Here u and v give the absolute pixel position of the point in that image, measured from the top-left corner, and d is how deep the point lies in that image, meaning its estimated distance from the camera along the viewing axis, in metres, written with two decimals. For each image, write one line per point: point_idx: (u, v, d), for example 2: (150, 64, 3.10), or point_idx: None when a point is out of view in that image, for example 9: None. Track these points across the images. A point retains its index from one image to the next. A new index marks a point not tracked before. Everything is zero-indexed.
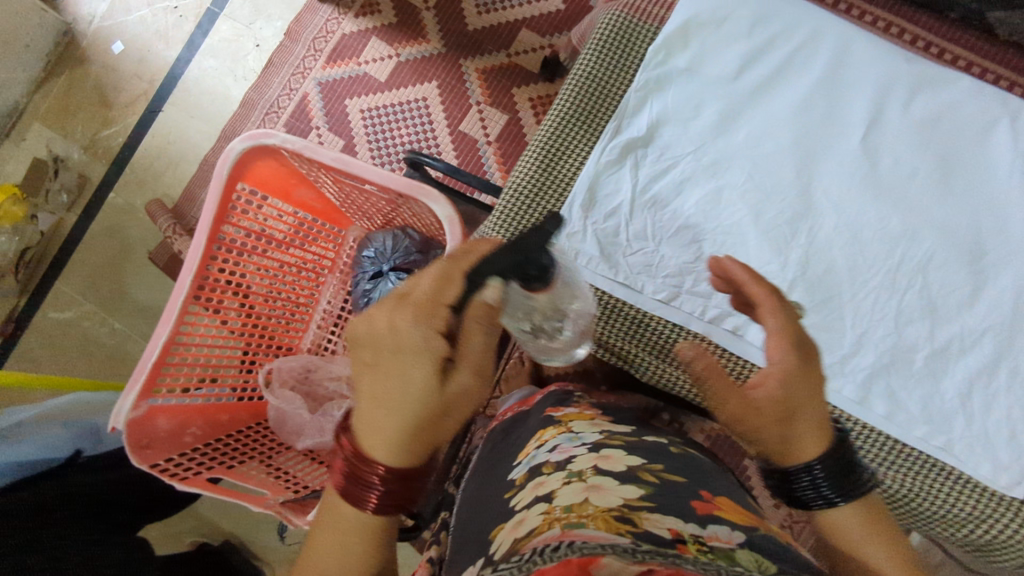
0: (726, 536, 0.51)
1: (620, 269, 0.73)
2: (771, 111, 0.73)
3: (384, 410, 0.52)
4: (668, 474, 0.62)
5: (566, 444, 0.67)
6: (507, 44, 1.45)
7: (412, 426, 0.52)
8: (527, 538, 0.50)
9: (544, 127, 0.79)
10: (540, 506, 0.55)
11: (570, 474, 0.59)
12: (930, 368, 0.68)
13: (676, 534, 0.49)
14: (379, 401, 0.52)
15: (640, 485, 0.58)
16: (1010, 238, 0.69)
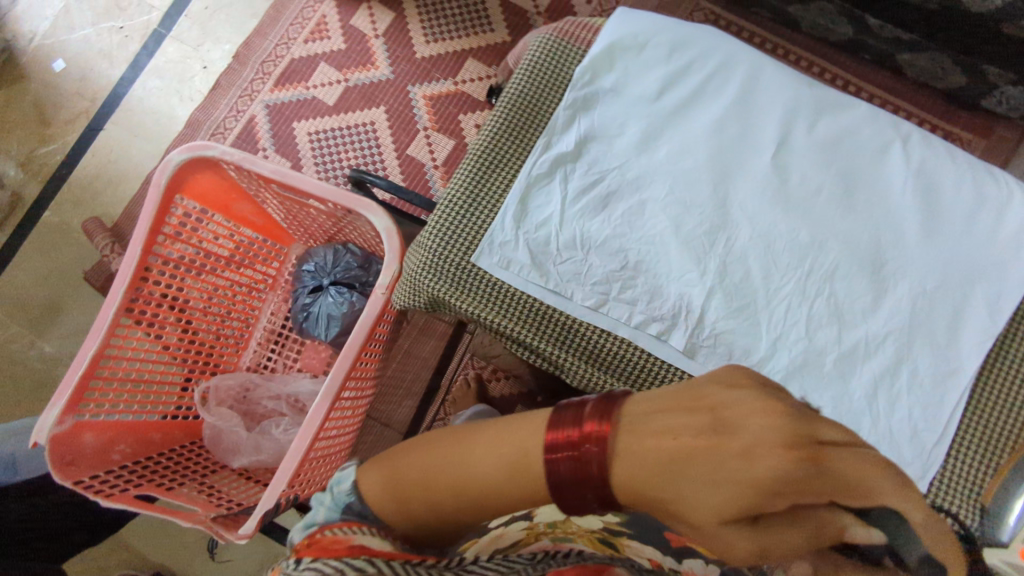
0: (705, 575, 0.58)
1: (550, 277, 0.76)
2: (689, 131, 0.78)
3: (672, 461, 0.40)
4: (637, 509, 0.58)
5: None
6: (453, 73, 1.49)
7: (661, 497, 0.41)
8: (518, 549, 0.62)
9: (479, 142, 0.82)
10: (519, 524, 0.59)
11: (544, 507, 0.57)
12: (840, 370, 0.73)
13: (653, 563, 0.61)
14: (684, 456, 0.40)
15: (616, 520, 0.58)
16: (907, 250, 0.75)
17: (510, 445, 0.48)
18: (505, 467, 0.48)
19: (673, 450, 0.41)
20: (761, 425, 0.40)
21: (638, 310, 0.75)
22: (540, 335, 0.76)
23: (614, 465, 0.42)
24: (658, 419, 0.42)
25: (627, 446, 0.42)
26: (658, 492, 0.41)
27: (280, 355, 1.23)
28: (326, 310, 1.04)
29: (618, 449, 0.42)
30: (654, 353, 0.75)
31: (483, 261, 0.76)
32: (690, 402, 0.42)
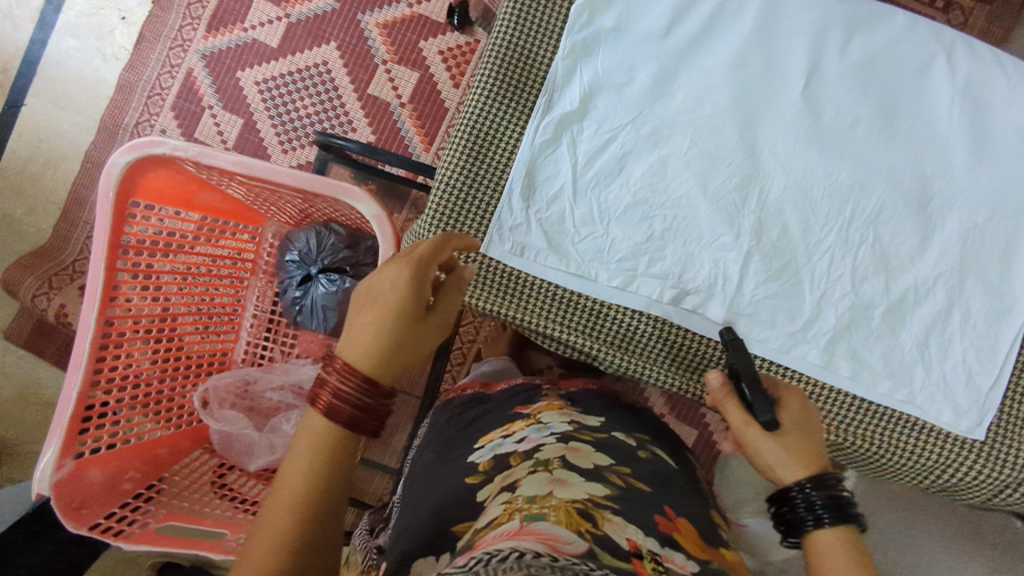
0: (682, 562, 0.55)
1: (570, 259, 0.69)
2: (707, 69, 0.68)
3: (371, 329, 0.61)
4: (636, 479, 0.68)
5: (538, 436, 0.73)
6: None
7: (390, 343, 0.61)
8: (490, 531, 0.53)
9: (467, 106, 0.71)
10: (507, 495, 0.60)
11: (536, 465, 0.65)
12: (889, 323, 0.69)
13: (633, 545, 0.52)
14: (372, 323, 0.61)
15: (605, 487, 0.63)
16: (957, 180, 0.67)
17: (308, 439, 0.61)
18: (316, 461, 0.59)
19: (376, 326, 0.61)
20: (389, 272, 0.62)
21: (671, 284, 0.68)
22: (565, 325, 0.70)
23: (354, 373, 0.60)
24: (356, 328, 0.62)
25: (353, 350, 0.61)
26: (394, 352, 0.62)
27: (275, 343, 1.16)
28: (319, 301, 0.95)
29: (350, 358, 0.61)
30: (690, 328, 0.70)
31: (494, 250, 0.69)
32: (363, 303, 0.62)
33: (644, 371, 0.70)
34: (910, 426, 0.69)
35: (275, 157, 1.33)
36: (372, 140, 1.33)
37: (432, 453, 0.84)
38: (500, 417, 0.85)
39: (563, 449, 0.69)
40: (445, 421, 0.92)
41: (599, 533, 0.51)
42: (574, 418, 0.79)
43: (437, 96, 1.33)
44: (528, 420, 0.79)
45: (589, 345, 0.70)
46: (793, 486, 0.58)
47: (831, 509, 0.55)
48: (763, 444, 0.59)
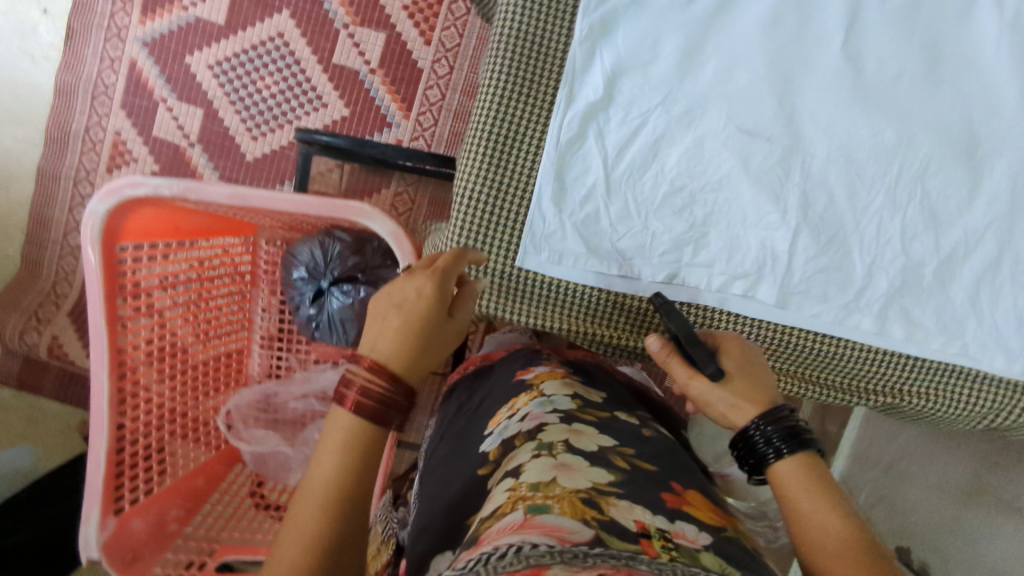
0: (693, 535, 0.43)
1: (612, 259, 0.65)
2: (736, 34, 0.62)
3: (398, 327, 0.54)
4: (642, 459, 0.52)
5: (538, 414, 0.57)
6: None
7: (419, 346, 0.55)
8: (490, 523, 0.43)
9: (479, 108, 0.66)
10: (506, 483, 0.48)
11: (539, 449, 0.50)
12: (939, 279, 0.66)
13: (642, 526, 0.41)
14: (398, 321, 0.54)
15: (610, 472, 0.48)
16: (1004, 121, 0.63)
17: (334, 439, 0.51)
18: (347, 459, 0.50)
19: (398, 331, 0.54)
20: (411, 280, 0.56)
21: (718, 272, 0.66)
22: (611, 328, 0.69)
23: (381, 372, 0.52)
24: (376, 328, 0.55)
25: (378, 350, 0.54)
26: (420, 358, 0.55)
27: (290, 353, 1.12)
28: (336, 315, 0.91)
29: (376, 356, 0.54)
30: (743, 313, 0.68)
31: (530, 262, 0.65)
32: (386, 303, 0.55)
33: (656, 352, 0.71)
34: (963, 377, 0.69)
35: (245, 147, 1.23)
36: (346, 115, 1.23)
37: (440, 447, 0.66)
38: (501, 390, 0.67)
39: (566, 431, 0.53)
40: (450, 406, 0.73)
41: (608, 521, 0.40)
42: (578, 393, 0.62)
43: (407, 57, 1.22)
44: (530, 394, 0.62)
45: (615, 336, 0.69)
46: (751, 426, 0.54)
47: (788, 439, 0.52)
48: (709, 395, 0.57)
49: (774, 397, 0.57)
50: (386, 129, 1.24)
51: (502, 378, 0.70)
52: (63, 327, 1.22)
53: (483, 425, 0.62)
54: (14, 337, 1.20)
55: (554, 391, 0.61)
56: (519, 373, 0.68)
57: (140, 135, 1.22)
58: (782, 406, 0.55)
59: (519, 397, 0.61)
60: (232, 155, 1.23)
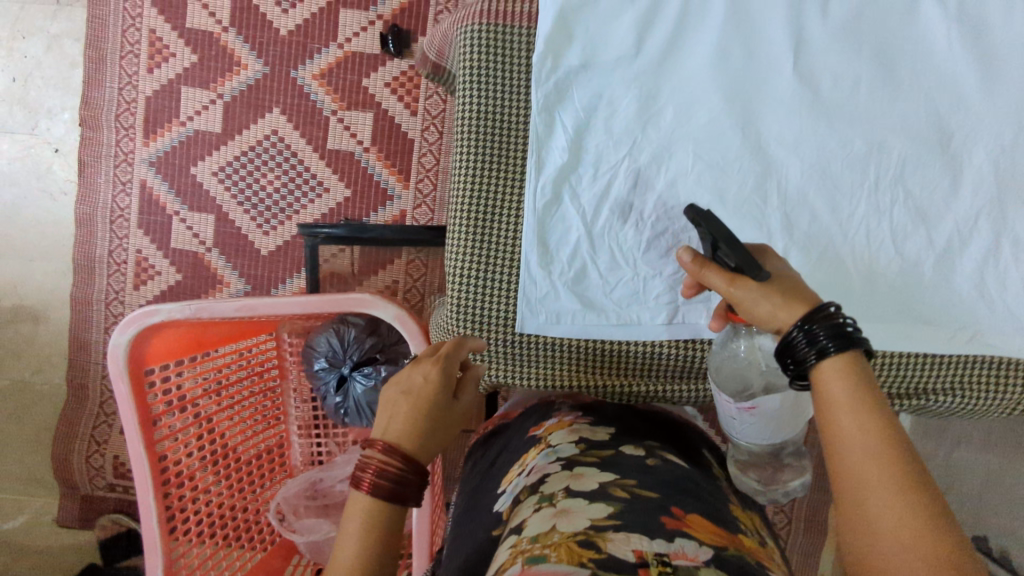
0: (692, 553, 0.44)
1: (608, 310, 0.66)
2: (688, 76, 0.64)
3: (407, 409, 0.55)
4: (643, 488, 0.53)
5: (542, 466, 0.59)
6: (334, 35, 1.26)
7: (430, 427, 0.56)
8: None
9: (457, 188, 0.68)
10: (510, 539, 0.49)
11: (540, 501, 0.52)
12: (940, 272, 0.65)
13: (639, 555, 0.43)
14: (407, 405, 0.55)
15: (610, 504, 0.50)
16: (972, 106, 0.64)
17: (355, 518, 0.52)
18: (369, 535, 0.51)
19: (408, 414, 0.55)
20: (417, 368, 0.58)
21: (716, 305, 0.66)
22: (621, 375, 0.70)
23: (396, 451, 0.53)
24: (388, 413, 0.56)
25: (391, 432, 0.55)
26: (433, 438, 0.56)
27: (328, 437, 1.14)
28: (363, 400, 0.93)
29: (388, 438, 0.54)
30: None
31: (529, 326, 0.67)
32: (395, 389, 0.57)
33: (665, 388, 0.70)
34: (985, 364, 0.67)
35: (258, 243, 1.29)
36: (348, 195, 1.28)
37: (460, 505, 0.68)
38: (515, 446, 0.68)
39: (568, 478, 0.55)
40: (472, 465, 0.73)
41: (604, 556, 0.42)
42: (584, 435, 0.62)
43: (397, 130, 1.27)
44: (539, 446, 0.63)
45: (625, 382, 0.70)
46: (793, 328, 0.49)
47: (836, 337, 0.47)
48: (751, 296, 0.51)
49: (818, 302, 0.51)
50: (388, 202, 1.28)
51: (516, 433, 0.70)
52: (119, 445, 1.27)
53: (497, 483, 0.64)
54: (80, 463, 1.27)
55: (561, 438, 0.62)
56: (531, 428, 0.68)
57: (160, 249, 1.29)
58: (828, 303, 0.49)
59: (528, 453, 0.63)
60: (247, 253, 1.29)
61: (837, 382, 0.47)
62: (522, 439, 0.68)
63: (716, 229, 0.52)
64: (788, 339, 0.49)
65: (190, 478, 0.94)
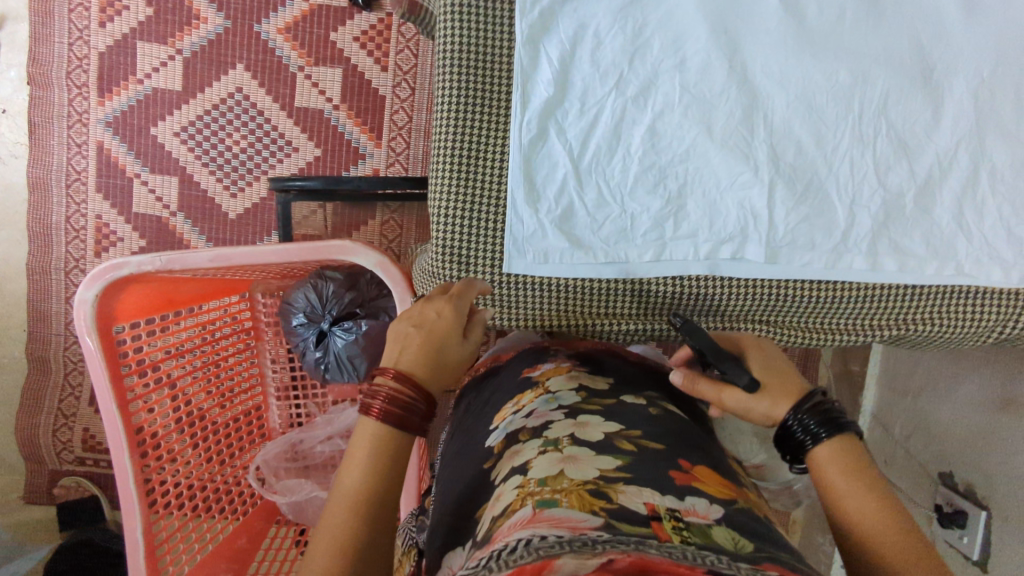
0: (704, 511, 0.45)
1: (596, 248, 0.65)
2: (674, 5, 0.63)
3: (420, 343, 0.55)
4: (649, 439, 0.53)
5: (544, 410, 0.58)
6: None
7: (441, 363, 0.55)
8: (501, 521, 0.45)
9: (439, 125, 0.65)
10: (517, 480, 0.49)
11: (546, 445, 0.52)
12: (922, 204, 0.66)
13: (651, 508, 0.43)
14: (421, 337, 0.55)
15: (619, 457, 0.50)
16: (950, 37, 0.64)
17: (358, 449, 0.51)
18: (373, 464, 0.50)
19: (421, 345, 0.55)
20: (431, 304, 0.57)
21: (703, 240, 0.65)
22: (613, 314, 0.69)
23: (409, 382, 0.52)
24: (398, 345, 0.55)
25: (403, 360, 0.54)
26: (443, 373, 0.55)
27: (307, 398, 1.13)
28: (343, 354, 0.91)
29: (400, 366, 0.54)
30: (736, 275, 0.67)
31: (517, 265, 0.66)
32: (409, 322, 0.56)
33: (653, 326, 0.69)
34: (962, 295, 0.68)
35: (225, 205, 1.24)
36: (318, 154, 1.24)
37: (450, 445, 0.67)
38: (507, 385, 0.67)
39: (573, 425, 0.55)
40: (461, 409, 0.73)
41: (616, 507, 0.43)
42: (584, 383, 0.62)
43: (368, 87, 1.23)
44: (536, 390, 0.63)
45: (614, 321, 0.69)
46: (787, 418, 0.54)
47: (825, 424, 0.52)
48: (745, 402, 0.56)
49: (806, 389, 0.56)
50: (360, 161, 1.25)
51: (507, 373, 0.70)
52: (90, 417, 1.23)
53: (488, 421, 0.63)
54: (47, 438, 1.22)
55: (560, 385, 0.62)
56: (524, 368, 0.69)
57: (121, 215, 1.24)
58: (816, 390, 0.54)
59: (526, 394, 0.62)
60: (215, 217, 1.24)
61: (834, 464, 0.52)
62: (514, 381, 0.67)
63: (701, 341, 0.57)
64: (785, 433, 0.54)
65: (167, 445, 0.91)
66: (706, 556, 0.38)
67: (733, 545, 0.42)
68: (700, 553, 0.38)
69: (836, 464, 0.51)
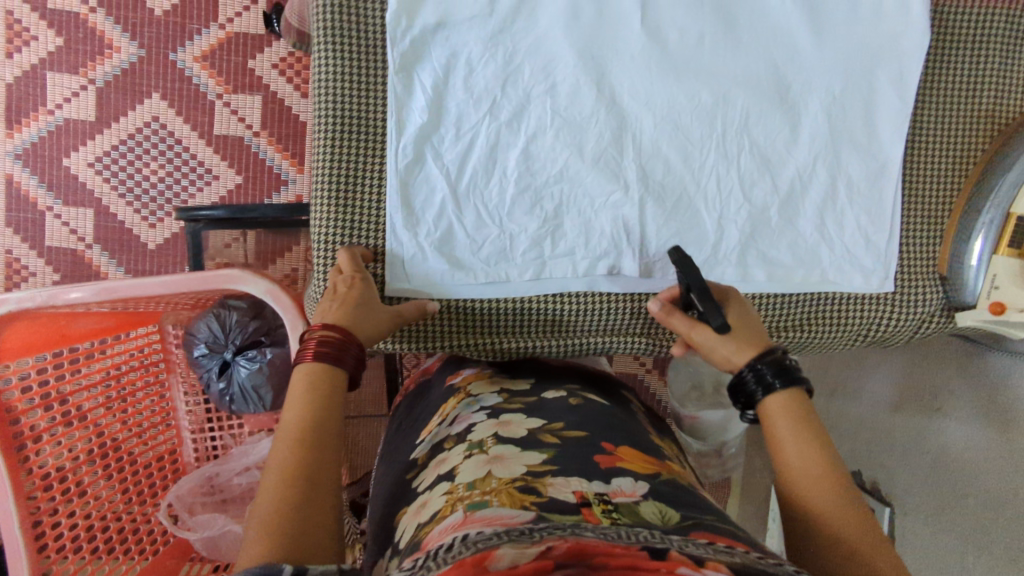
0: (631, 489, 0.49)
1: (476, 269, 0.67)
2: (542, 33, 0.65)
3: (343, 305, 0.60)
4: (570, 429, 0.58)
5: (467, 414, 0.62)
6: (214, 15, 1.19)
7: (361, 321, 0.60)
8: (431, 527, 0.47)
9: (316, 152, 0.66)
10: (444, 487, 0.52)
11: (470, 448, 0.56)
12: (785, 217, 0.70)
13: (580, 495, 0.47)
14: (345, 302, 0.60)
15: (544, 451, 0.54)
16: (803, 59, 0.68)
17: (296, 402, 0.54)
18: (312, 406, 0.53)
19: (340, 308, 0.60)
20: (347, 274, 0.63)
21: (580, 258, 0.68)
22: (495, 334, 0.70)
23: (333, 332, 0.57)
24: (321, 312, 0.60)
25: (327, 318, 0.59)
26: (363, 327, 0.60)
27: (223, 431, 1.10)
28: (248, 384, 0.90)
29: (326, 320, 0.58)
30: (613, 291, 0.70)
31: (398, 289, 0.66)
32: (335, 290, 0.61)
33: (534, 344, 0.71)
34: (828, 300, 0.72)
35: (144, 236, 1.22)
36: (239, 182, 1.23)
37: (380, 461, 0.70)
38: (436, 398, 0.69)
39: (495, 425, 0.59)
40: (393, 421, 0.76)
41: (546, 500, 0.46)
42: (505, 386, 0.66)
43: (288, 113, 1.23)
44: (460, 397, 0.65)
45: (495, 342, 0.70)
46: (743, 367, 0.56)
47: (778, 376, 0.54)
48: (713, 342, 0.59)
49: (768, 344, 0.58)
50: (283, 187, 1.24)
51: (435, 388, 0.71)
52: None
53: (415, 434, 0.67)
54: None
55: (481, 389, 0.66)
56: (448, 375, 0.73)
57: (33, 249, 1.20)
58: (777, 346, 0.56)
59: (448, 402, 0.66)
60: (133, 248, 1.22)
61: (784, 413, 0.53)
62: (442, 392, 0.69)
63: (690, 274, 0.59)
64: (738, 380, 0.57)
65: (79, 483, 0.88)
66: (639, 534, 0.40)
67: (661, 519, 0.45)
68: (632, 532, 0.40)
69: (787, 413, 0.53)
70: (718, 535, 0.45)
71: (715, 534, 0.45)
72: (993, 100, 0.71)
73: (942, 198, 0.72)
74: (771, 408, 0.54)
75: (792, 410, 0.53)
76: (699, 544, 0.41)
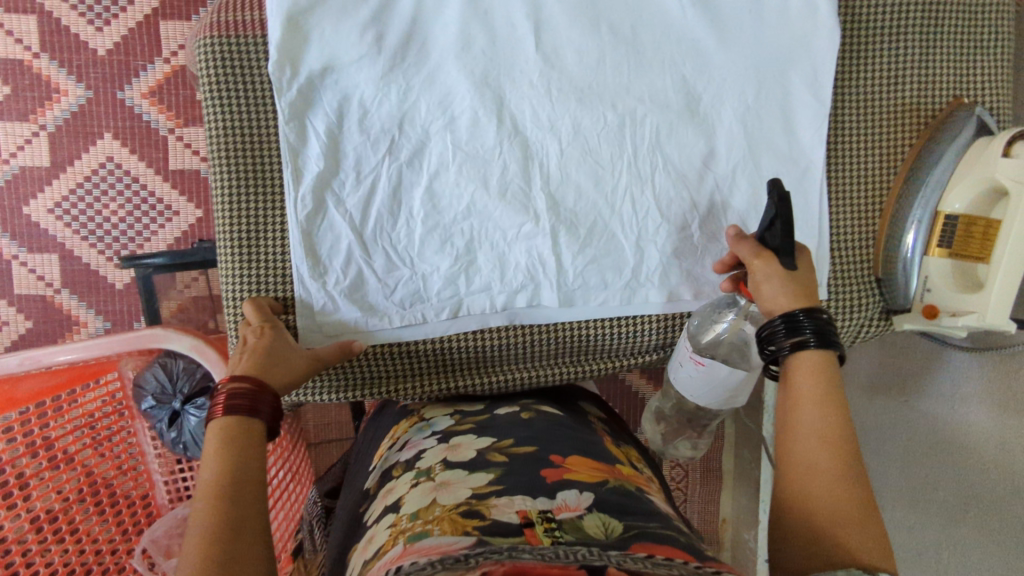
0: (574, 503, 0.48)
1: (390, 313, 0.66)
2: (434, 70, 0.63)
3: (254, 358, 0.57)
4: (519, 446, 0.58)
5: (417, 439, 0.63)
6: (157, 49, 1.09)
7: (277, 370, 0.58)
8: (373, 562, 0.47)
9: (216, 210, 0.64)
10: (388, 519, 0.51)
11: (418, 476, 0.55)
12: (709, 233, 0.67)
13: (524, 514, 0.45)
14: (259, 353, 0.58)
15: (490, 470, 0.54)
16: (712, 68, 0.65)
17: (214, 460, 0.50)
18: (228, 462, 0.50)
19: (251, 359, 0.57)
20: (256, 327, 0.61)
21: (497, 292, 0.66)
22: (423, 375, 0.69)
23: (242, 383, 0.54)
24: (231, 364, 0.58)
25: (238, 368, 0.56)
26: (279, 375, 0.57)
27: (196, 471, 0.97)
28: (198, 432, 0.89)
29: (235, 371, 0.56)
30: (535, 322, 0.68)
31: (312, 339, 0.65)
32: (243, 346, 0.59)
33: (463, 383, 0.69)
34: None
35: (111, 275, 1.14)
36: (201, 215, 1.14)
37: (345, 486, 0.71)
38: (386, 420, 0.72)
39: (445, 450, 0.59)
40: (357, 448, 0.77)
41: (488, 523, 0.45)
42: (457, 408, 0.68)
43: None
44: (410, 419, 0.67)
45: (423, 384, 0.68)
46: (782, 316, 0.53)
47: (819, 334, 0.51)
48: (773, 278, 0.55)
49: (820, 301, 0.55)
50: None
51: (385, 412, 0.74)
52: None
53: (371, 462, 0.67)
54: None
55: (436, 413, 0.67)
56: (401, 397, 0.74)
57: (3, 298, 1.13)
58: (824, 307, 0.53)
59: (401, 424, 0.67)
60: (101, 289, 1.14)
61: (812, 374, 0.51)
62: (392, 416, 0.71)
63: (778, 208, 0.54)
64: (771, 327, 0.53)
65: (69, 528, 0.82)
66: (579, 550, 0.40)
67: (604, 532, 0.45)
68: (571, 549, 0.39)
69: (814, 374, 0.51)
70: (662, 545, 0.44)
71: (656, 543, 0.44)
72: (916, 94, 0.68)
73: (871, 197, 0.69)
74: (801, 364, 0.51)
75: (822, 374, 0.50)
76: (639, 557, 0.40)
